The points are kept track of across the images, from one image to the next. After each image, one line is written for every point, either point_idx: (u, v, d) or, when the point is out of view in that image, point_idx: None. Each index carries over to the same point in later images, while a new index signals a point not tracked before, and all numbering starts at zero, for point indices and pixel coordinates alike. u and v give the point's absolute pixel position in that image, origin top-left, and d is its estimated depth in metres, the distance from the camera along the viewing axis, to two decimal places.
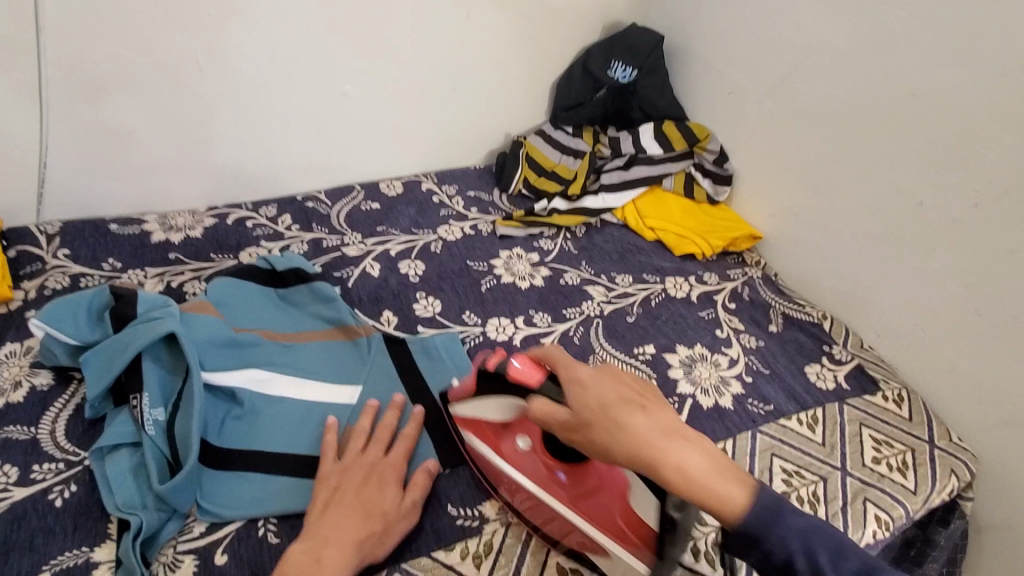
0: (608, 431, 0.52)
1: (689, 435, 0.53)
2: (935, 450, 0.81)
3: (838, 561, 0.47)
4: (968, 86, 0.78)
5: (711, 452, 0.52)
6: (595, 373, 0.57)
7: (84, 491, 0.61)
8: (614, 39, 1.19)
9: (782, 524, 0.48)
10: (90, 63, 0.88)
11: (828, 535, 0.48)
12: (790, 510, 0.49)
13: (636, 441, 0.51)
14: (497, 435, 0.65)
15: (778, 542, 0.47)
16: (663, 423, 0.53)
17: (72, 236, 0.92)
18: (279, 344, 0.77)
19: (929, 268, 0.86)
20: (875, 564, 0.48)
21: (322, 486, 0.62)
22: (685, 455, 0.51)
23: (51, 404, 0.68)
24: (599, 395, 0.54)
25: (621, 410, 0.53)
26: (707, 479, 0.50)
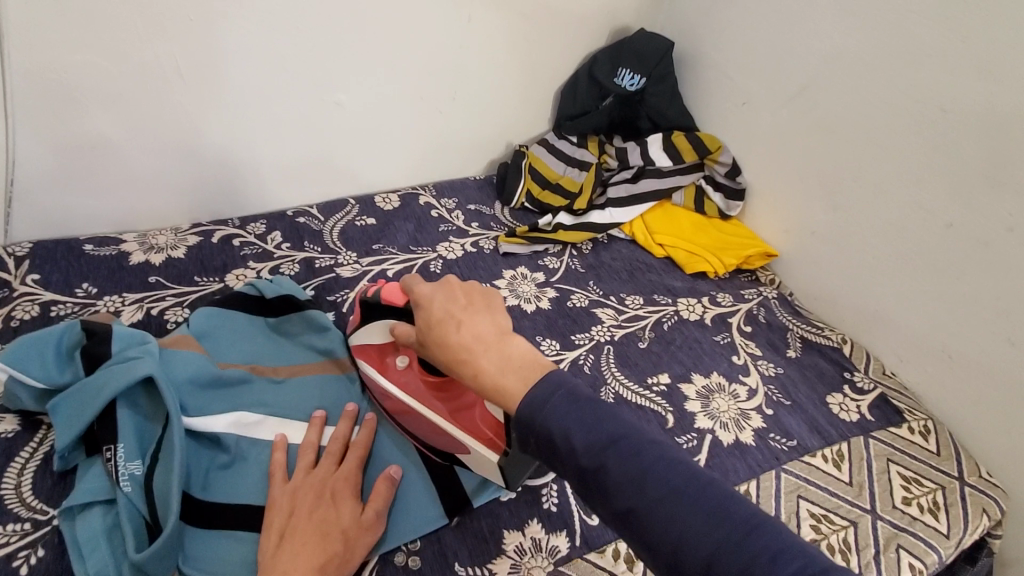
0: (431, 346, 0.53)
1: (504, 342, 0.52)
2: (966, 487, 0.77)
3: (587, 427, 0.45)
4: (1003, 102, 0.74)
5: (519, 356, 0.51)
6: (436, 288, 0.56)
7: (52, 556, 0.56)
8: (622, 44, 1.12)
9: (544, 403, 0.47)
10: (59, 71, 0.81)
11: (581, 404, 0.47)
12: (558, 385, 0.48)
13: (450, 352, 0.52)
14: (382, 357, 0.69)
15: (542, 421, 0.46)
16: (482, 335, 0.52)
17: (43, 258, 0.85)
18: (269, 380, 0.71)
19: (959, 294, 0.81)
20: (622, 429, 0.45)
21: (274, 512, 0.57)
22: (486, 361, 0.50)
23: (16, 454, 0.62)
24: (428, 311, 0.55)
25: (439, 325, 0.53)
26: (498, 381, 0.49)
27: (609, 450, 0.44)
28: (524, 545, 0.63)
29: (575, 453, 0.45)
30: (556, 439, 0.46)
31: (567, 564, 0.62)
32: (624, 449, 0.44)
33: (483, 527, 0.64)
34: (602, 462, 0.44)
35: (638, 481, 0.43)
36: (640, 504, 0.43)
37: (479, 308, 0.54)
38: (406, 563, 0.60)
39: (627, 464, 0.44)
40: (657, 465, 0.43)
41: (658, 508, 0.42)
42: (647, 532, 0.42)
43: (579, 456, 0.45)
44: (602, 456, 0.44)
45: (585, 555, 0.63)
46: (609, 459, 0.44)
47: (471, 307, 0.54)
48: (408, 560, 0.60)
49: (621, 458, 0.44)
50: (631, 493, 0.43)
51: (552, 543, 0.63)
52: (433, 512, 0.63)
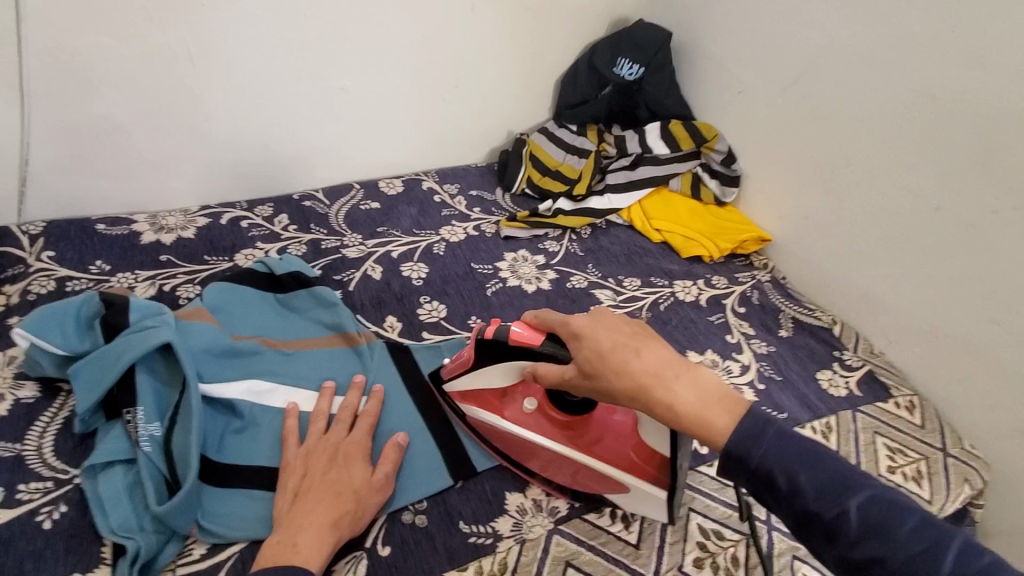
0: (612, 378, 0.53)
1: (686, 368, 0.53)
2: (948, 458, 0.80)
3: (816, 471, 0.46)
4: (985, 88, 0.77)
5: (705, 383, 0.52)
6: (590, 319, 0.58)
7: (75, 512, 0.58)
8: (620, 35, 1.16)
9: (761, 440, 0.48)
10: (74, 53, 0.84)
11: (806, 446, 0.47)
12: (774, 426, 0.49)
13: (635, 382, 0.52)
14: (502, 402, 0.68)
15: (762, 461, 0.47)
16: (663, 361, 0.53)
17: (57, 237, 0.87)
18: (280, 352, 0.74)
19: (943, 273, 0.84)
20: (857, 476, 0.46)
21: (288, 473, 0.60)
22: (680, 389, 0.51)
23: (37, 418, 0.64)
24: (598, 343, 0.55)
25: (615, 355, 0.53)
26: (698, 411, 0.50)
27: (846, 495, 0.44)
28: (526, 506, 0.65)
29: (805, 495, 0.45)
30: (782, 482, 0.46)
31: (566, 523, 0.64)
32: (861, 495, 0.44)
33: (487, 489, 0.66)
34: (839, 507, 0.44)
35: (882, 529, 0.43)
36: (890, 556, 0.42)
37: (646, 337, 0.55)
38: (414, 521, 0.62)
39: (868, 512, 0.44)
40: (903, 513, 0.43)
41: (912, 560, 0.41)
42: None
43: (811, 500, 0.45)
44: (838, 503, 0.44)
45: (583, 516, 0.65)
46: (848, 505, 0.44)
47: (640, 336, 0.55)
48: (415, 518, 0.63)
49: (862, 505, 0.44)
50: (875, 542, 0.43)
51: (552, 504, 0.66)
52: (439, 475, 0.66)
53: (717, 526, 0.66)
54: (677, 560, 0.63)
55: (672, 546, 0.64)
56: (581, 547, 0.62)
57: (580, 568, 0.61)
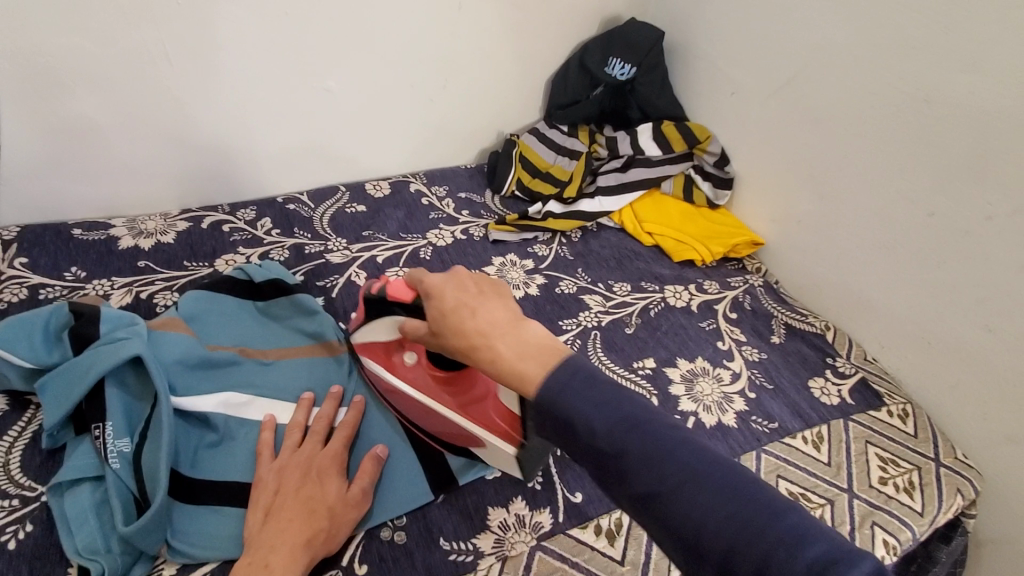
0: (450, 335, 0.53)
1: (518, 326, 0.52)
2: (941, 468, 0.79)
3: (607, 412, 0.46)
4: (981, 92, 0.75)
5: (535, 341, 0.51)
6: (445, 278, 0.57)
7: (40, 531, 0.56)
8: (613, 33, 1.13)
9: (563, 386, 0.47)
10: (46, 54, 0.81)
11: (601, 384, 0.47)
12: (580, 371, 0.48)
13: (465, 339, 0.52)
14: (389, 353, 0.67)
15: (560, 404, 0.47)
16: (498, 320, 0.52)
17: (31, 242, 0.85)
18: (257, 362, 0.72)
19: (937, 280, 0.83)
20: (643, 413, 0.46)
21: (260, 490, 0.58)
22: (504, 346, 0.51)
23: (5, 432, 0.63)
24: (441, 302, 0.54)
25: (453, 313, 0.53)
26: (516, 364, 0.50)
27: (632, 435, 0.44)
28: (508, 521, 0.64)
29: (594, 436, 0.45)
30: (575, 423, 0.46)
31: (550, 539, 0.63)
32: (644, 434, 0.44)
33: (469, 505, 0.65)
34: (623, 446, 0.44)
35: (658, 463, 0.43)
36: (660, 489, 0.42)
37: (492, 296, 0.54)
38: (392, 538, 0.61)
39: (648, 448, 0.44)
40: (674, 452, 0.43)
41: (677, 495, 0.42)
42: (666, 516, 0.42)
43: (599, 440, 0.45)
44: (623, 441, 0.44)
45: (568, 531, 0.64)
46: (630, 443, 0.44)
47: (482, 294, 0.54)
48: (394, 535, 0.61)
49: (642, 442, 0.44)
50: (650, 474, 0.43)
51: (535, 519, 0.64)
52: (419, 490, 0.64)
53: None
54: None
55: (659, 563, 0.62)
56: (563, 564, 0.61)
57: None
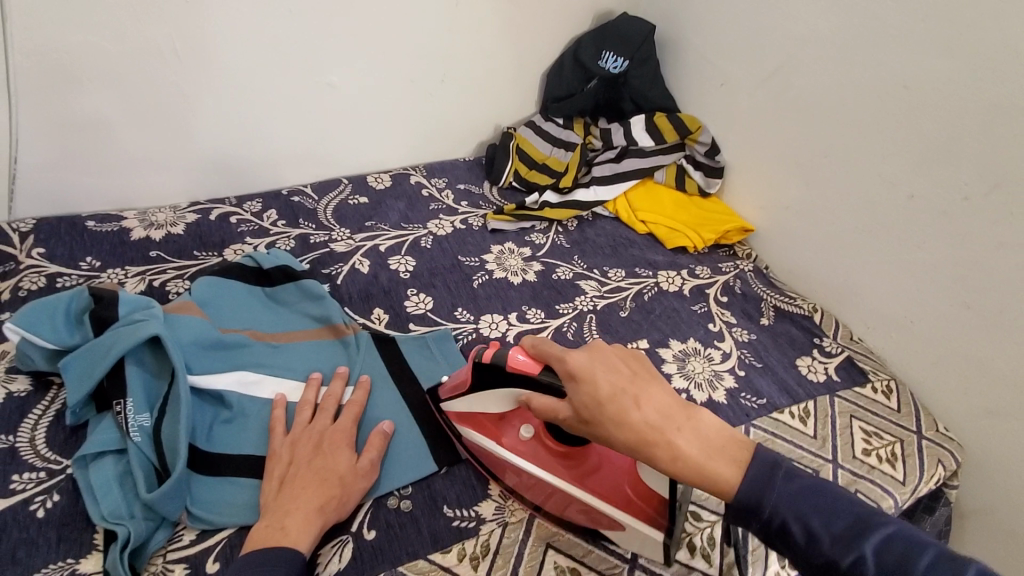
0: (617, 431, 0.52)
1: (690, 415, 0.53)
2: (923, 441, 0.82)
3: (830, 517, 0.47)
4: (955, 79, 0.79)
5: (710, 433, 0.53)
6: (587, 357, 0.56)
7: (67, 500, 0.60)
8: (606, 28, 1.17)
9: (769, 486, 0.49)
10: (59, 51, 0.85)
11: (814, 487, 0.49)
12: (785, 472, 0.50)
13: (635, 433, 0.52)
14: (498, 428, 0.67)
15: (772, 507, 0.48)
16: (666, 408, 0.53)
17: (47, 234, 0.89)
18: (268, 344, 0.75)
19: (917, 260, 0.86)
20: (870, 517, 0.47)
21: (275, 461, 0.62)
22: (684, 441, 0.52)
23: (30, 410, 0.66)
24: (597, 388, 0.54)
25: (615, 403, 0.53)
26: (705, 464, 0.51)
27: (863, 539, 0.45)
28: (509, 490, 0.67)
29: (819, 541, 0.46)
30: (796, 531, 0.47)
31: None
32: (878, 538, 0.45)
33: (471, 476, 0.68)
34: (860, 553, 0.44)
35: (906, 572, 0.43)
36: None
37: (647, 380, 0.55)
38: (399, 506, 0.64)
39: (888, 554, 0.44)
40: (918, 554, 0.43)
41: None
42: None
43: (832, 552, 0.45)
44: (857, 548, 0.45)
45: None
46: (867, 550, 0.44)
47: (639, 380, 0.54)
48: (400, 503, 0.64)
49: (882, 549, 0.44)
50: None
51: None
52: (423, 461, 0.67)
53: (694, 507, 0.68)
54: None
55: None
56: (560, 529, 0.64)
57: (561, 550, 0.62)
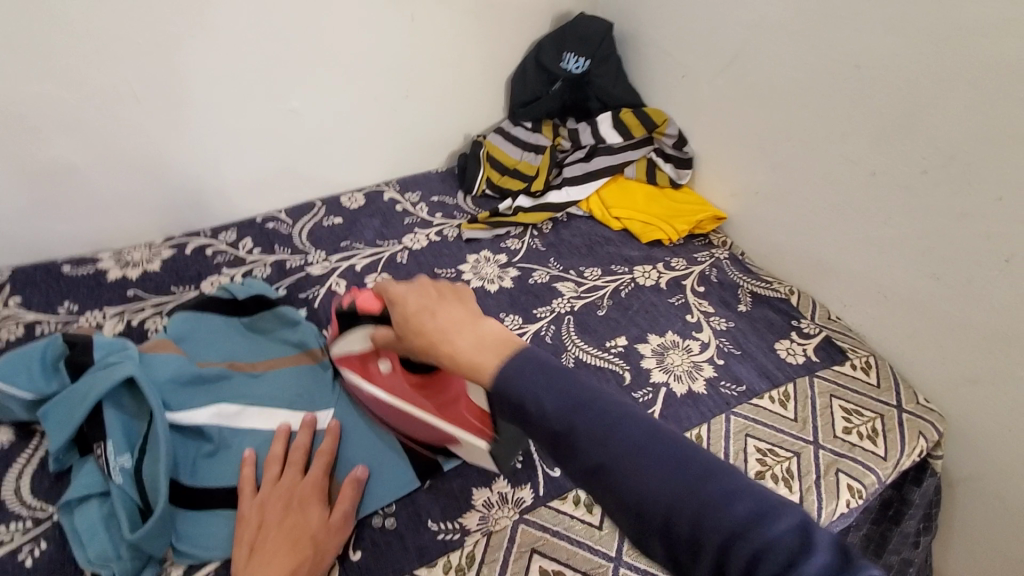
0: (413, 339, 0.53)
1: (477, 322, 0.51)
2: (904, 414, 0.83)
3: (556, 393, 0.44)
4: (904, 55, 0.79)
5: (492, 334, 0.50)
6: (408, 285, 0.57)
7: (55, 547, 0.61)
8: (565, 30, 1.18)
9: (518, 372, 0.45)
10: (18, 102, 0.85)
11: (555, 364, 0.46)
12: (535, 359, 0.47)
13: (426, 338, 0.52)
14: (365, 362, 0.69)
15: (517, 392, 0.45)
16: (458, 317, 0.52)
17: (24, 282, 0.90)
18: (247, 374, 0.76)
19: (885, 235, 0.87)
20: (596, 392, 0.45)
21: (244, 526, 0.60)
22: (461, 341, 0.49)
23: (15, 460, 0.67)
24: (405, 307, 0.54)
25: (414, 316, 0.53)
26: (473, 359, 0.48)
27: (578, 414, 0.43)
28: (492, 499, 0.68)
29: (544, 417, 0.44)
30: (528, 407, 0.45)
31: (531, 512, 0.67)
32: (590, 411, 0.43)
33: (454, 487, 0.69)
34: (571, 423, 0.43)
35: (606, 438, 0.42)
36: (606, 462, 0.41)
37: (453, 297, 0.55)
38: (383, 524, 0.65)
39: (596, 425, 0.43)
40: (623, 426, 0.43)
41: (624, 467, 0.41)
42: (616, 490, 0.41)
43: (551, 421, 0.44)
44: (572, 420, 0.43)
45: (547, 503, 0.68)
46: (580, 422, 0.43)
47: (442, 297, 0.54)
48: (385, 522, 0.65)
49: (592, 420, 0.43)
50: (598, 449, 0.42)
51: (517, 495, 0.68)
52: (405, 480, 0.68)
53: None
54: None
55: None
56: (545, 534, 0.65)
57: (546, 554, 0.63)
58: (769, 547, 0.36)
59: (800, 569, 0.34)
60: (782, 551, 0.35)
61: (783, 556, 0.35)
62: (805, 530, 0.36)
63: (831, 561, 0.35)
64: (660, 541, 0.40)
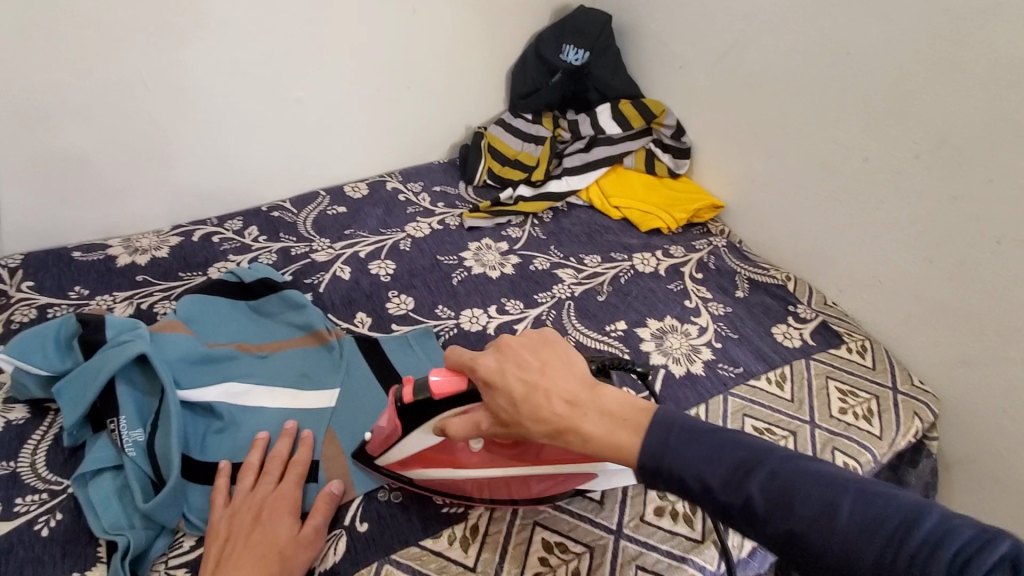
0: (532, 425, 0.53)
1: (596, 396, 0.53)
2: (898, 395, 0.84)
3: (718, 462, 0.48)
4: (895, 42, 0.81)
5: (615, 406, 0.53)
6: (499, 361, 0.55)
7: (70, 518, 0.62)
8: (564, 23, 1.19)
9: (666, 448, 0.49)
10: (30, 89, 0.87)
11: (702, 434, 0.49)
12: (679, 426, 0.50)
13: (549, 425, 0.52)
14: (446, 452, 0.63)
15: (672, 465, 0.49)
16: (573, 394, 0.53)
17: (35, 267, 0.92)
18: (254, 356, 0.78)
19: (879, 220, 0.88)
20: (755, 451, 0.48)
21: (212, 538, 0.58)
22: (590, 425, 0.51)
23: (29, 436, 0.69)
24: (508, 390, 0.53)
25: (527, 403, 0.52)
26: (608, 433, 0.51)
27: (749, 479, 0.46)
28: None
29: (712, 491, 0.47)
30: (693, 483, 0.48)
31: None
32: (762, 475, 0.46)
33: None
34: (747, 493, 0.46)
35: (785, 503, 0.45)
36: (796, 526, 0.44)
37: (555, 368, 0.54)
38: (389, 498, 0.67)
39: (770, 486, 0.46)
40: (800, 483, 0.45)
41: (813, 526, 0.43)
42: (811, 549, 0.43)
43: (725, 496, 0.47)
44: (744, 488, 0.46)
45: None
46: (753, 489, 0.46)
47: (546, 371, 0.54)
48: (390, 495, 0.67)
49: (765, 485, 0.46)
50: (778, 512, 0.45)
51: None
52: None
53: None
54: (639, 510, 0.67)
55: (634, 499, 0.68)
56: (546, 507, 0.67)
57: (548, 526, 0.65)
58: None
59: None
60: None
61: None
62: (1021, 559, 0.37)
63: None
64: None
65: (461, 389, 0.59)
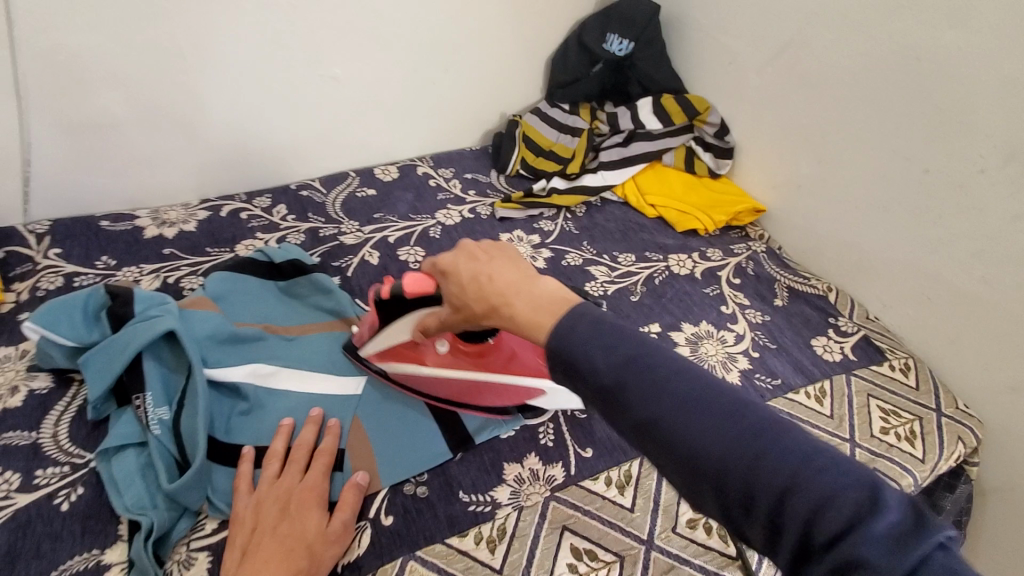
0: (474, 305, 0.53)
1: (530, 282, 0.51)
2: (942, 418, 0.81)
3: (611, 350, 0.43)
4: (969, 47, 0.76)
5: (546, 294, 0.49)
6: (455, 253, 0.57)
7: (90, 494, 0.61)
8: (609, 11, 1.15)
9: (569, 332, 0.45)
10: (66, 51, 0.85)
11: (608, 320, 0.45)
12: (589, 316, 0.46)
13: (485, 301, 0.52)
14: (416, 350, 0.72)
15: (570, 349, 0.44)
16: (512, 278, 0.51)
17: (63, 235, 0.90)
18: (280, 337, 0.76)
19: (933, 235, 0.84)
20: (650, 348, 0.44)
21: (238, 528, 0.56)
22: (518, 302, 0.49)
23: (52, 407, 0.68)
24: (459, 276, 0.55)
25: (472, 283, 0.53)
26: (531, 317, 0.48)
27: (632, 368, 0.42)
28: (523, 475, 0.67)
29: (594, 372, 0.43)
30: (582, 365, 0.44)
31: (563, 490, 0.66)
32: (644, 365, 0.42)
33: (485, 461, 0.68)
34: (624, 378, 0.42)
35: (656, 394, 0.41)
36: (656, 416, 0.40)
37: (502, 257, 0.54)
38: (415, 492, 0.65)
39: (652, 382, 0.41)
40: (678, 378, 0.41)
41: (677, 420, 0.39)
42: (669, 446, 0.40)
43: (603, 377, 0.42)
44: (623, 375, 0.42)
45: (579, 482, 0.67)
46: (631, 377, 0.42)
47: (492, 259, 0.54)
48: (416, 489, 0.65)
49: (647, 376, 0.41)
50: (651, 405, 0.41)
51: (549, 472, 0.68)
52: (437, 450, 0.68)
53: None
54: (671, 521, 0.65)
55: (665, 511, 0.66)
56: (577, 512, 0.65)
57: (577, 532, 0.63)
58: (828, 500, 0.34)
59: (862, 525, 0.33)
60: (845, 505, 0.34)
61: (845, 510, 0.34)
62: (870, 487, 0.35)
63: (900, 522, 0.33)
64: (714, 496, 0.38)
65: (432, 291, 0.62)
